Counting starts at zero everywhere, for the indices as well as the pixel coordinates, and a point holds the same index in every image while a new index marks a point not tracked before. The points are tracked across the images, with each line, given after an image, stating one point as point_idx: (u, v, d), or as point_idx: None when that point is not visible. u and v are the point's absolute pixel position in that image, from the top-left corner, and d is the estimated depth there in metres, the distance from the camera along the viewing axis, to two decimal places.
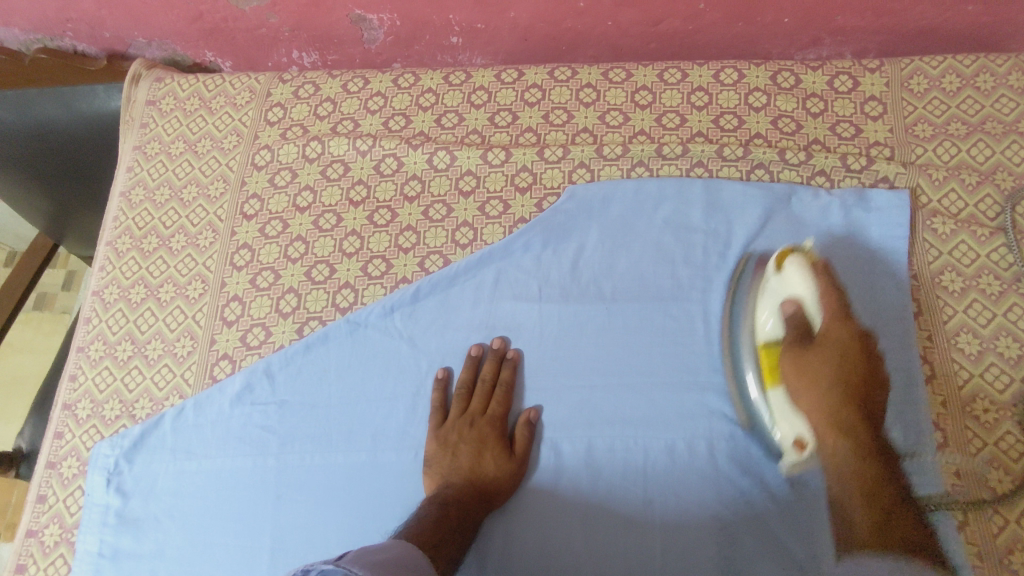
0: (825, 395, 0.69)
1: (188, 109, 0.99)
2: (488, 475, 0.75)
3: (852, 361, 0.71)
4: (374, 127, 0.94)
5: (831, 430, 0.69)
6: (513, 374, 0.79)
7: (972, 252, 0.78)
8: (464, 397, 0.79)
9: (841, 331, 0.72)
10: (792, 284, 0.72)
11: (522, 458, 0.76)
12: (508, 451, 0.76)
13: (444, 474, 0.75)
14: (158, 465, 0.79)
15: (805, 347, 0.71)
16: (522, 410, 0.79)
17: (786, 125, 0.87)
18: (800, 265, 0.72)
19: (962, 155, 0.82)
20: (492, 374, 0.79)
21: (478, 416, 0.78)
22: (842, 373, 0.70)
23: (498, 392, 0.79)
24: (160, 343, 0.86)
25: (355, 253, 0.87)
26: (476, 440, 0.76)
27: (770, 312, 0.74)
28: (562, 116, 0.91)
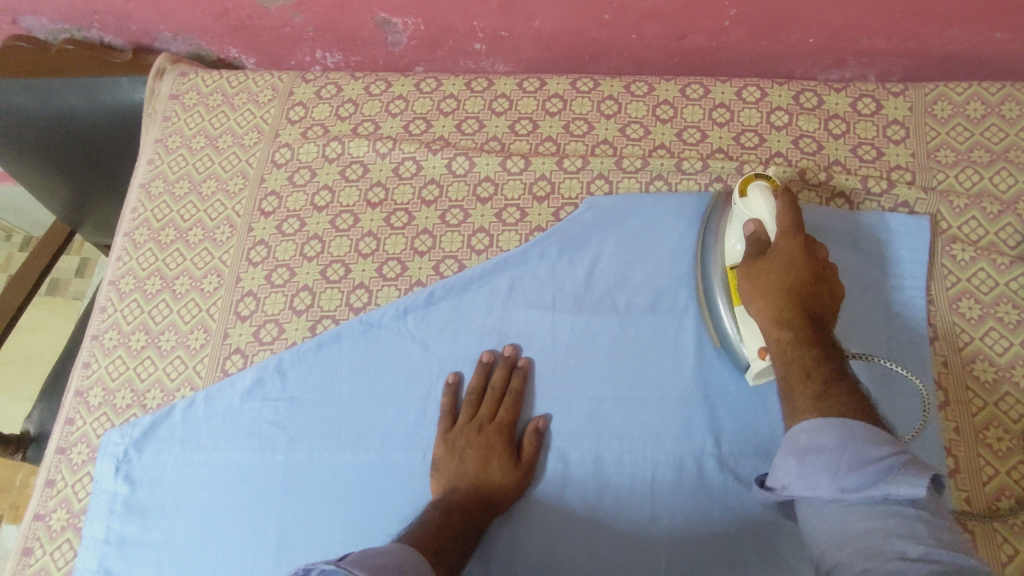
0: (775, 286, 0.68)
1: (211, 104, 0.99)
2: (494, 482, 0.74)
3: (796, 264, 0.68)
4: (395, 130, 0.94)
5: (777, 320, 0.67)
6: (523, 382, 0.79)
7: (991, 280, 0.77)
8: (473, 403, 0.79)
9: (788, 242, 0.69)
10: (754, 205, 0.72)
11: (529, 466, 0.76)
12: (516, 459, 0.76)
13: (450, 479, 0.75)
14: (166, 456, 0.80)
15: (762, 253, 0.70)
16: (531, 418, 0.79)
17: (807, 145, 0.86)
18: (762, 188, 0.72)
19: (984, 183, 0.82)
20: (502, 381, 0.79)
21: (487, 423, 0.78)
22: (790, 279, 0.68)
23: (507, 399, 0.78)
24: (174, 335, 0.86)
25: (371, 254, 0.87)
26: (482, 447, 0.76)
27: (736, 234, 0.75)
28: (583, 127, 0.91)
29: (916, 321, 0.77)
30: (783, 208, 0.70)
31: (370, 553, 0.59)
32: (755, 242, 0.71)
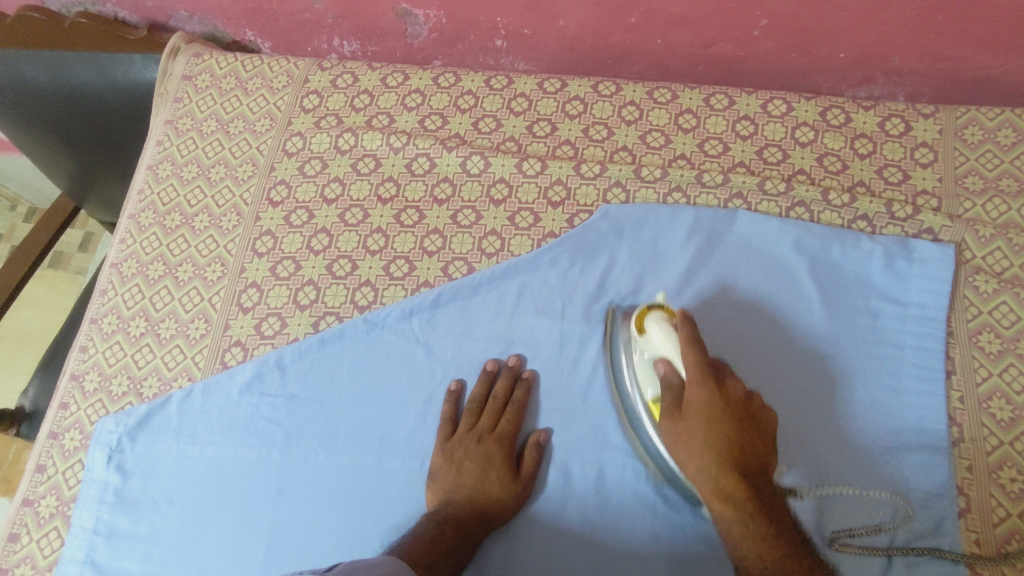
0: (706, 464, 0.65)
1: (224, 88, 0.97)
2: (492, 495, 0.73)
3: (713, 427, 0.65)
4: (410, 125, 0.92)
5: (714, 493, 0.64)
6: (527, 394, 0.77)
7: (1014, 314, 0.75)
8: (475, 412, 0.77)
9: (699, 396, 0.66)
10: (653, 346, 0.69)
11: (528, 480, 0.74)
12: (515, 472, 0.74)
13: (447, 489, 0.73)
14: (160, 447, 0.78)
15: (676, 412, 0.67)
16: (533, 430, 0.77)
17: (831, 164, 0.84)
18: (659, 322, 0.69)
19: (1011, 213, 0.80)
20: (506, 391, 0.77)
21: (488, 433, 0.76)
22: (719, 448, 0.64)
23: (509, 410, 0.76)
24: (174, 323, 0.84)
25: (379, 251, 0.86)
26: (482, 458, 0.74)
27: (646, 375, 0.71)
28: (603, 132, 0.89)
29: (934, 353, 0.74)
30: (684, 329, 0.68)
31: (359, 567, 0.57)
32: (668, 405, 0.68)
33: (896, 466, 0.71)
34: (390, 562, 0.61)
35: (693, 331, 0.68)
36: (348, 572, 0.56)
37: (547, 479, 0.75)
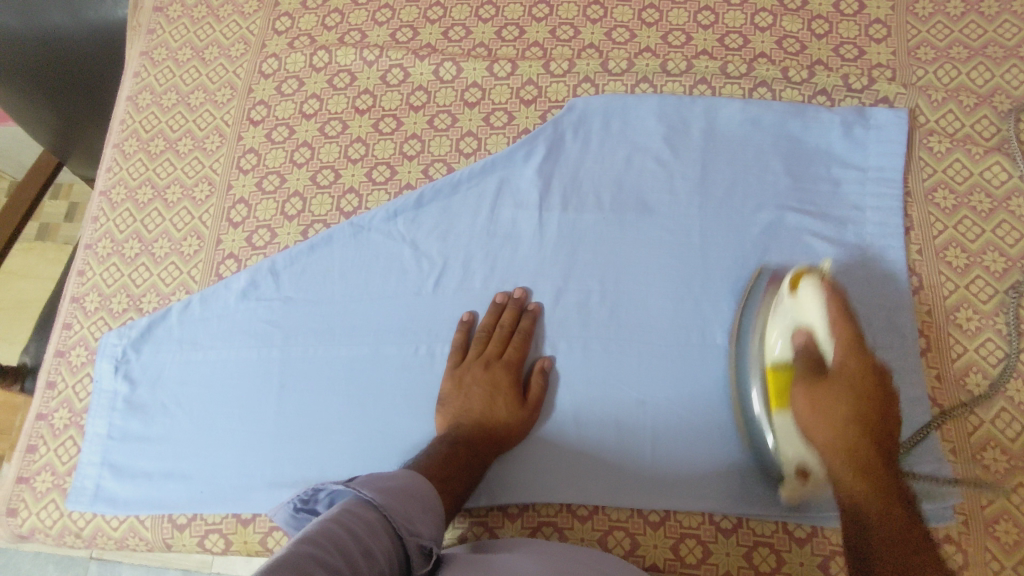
0: (836, 395, 0.62)
1: (196, 16, 0.99)
2: (501, 421, 0.74)
3: (857, 390, 0.62)
4: (382, 38, 0.94)
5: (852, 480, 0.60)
6: (532, 324, 0.78)
7: (966, 170, 0.79)
8: (482, 340, 0.78)
9: (852, 363, 0.62)
10: (808, 306, 0.66)
11: (536, 405, 0.75)
12: (522, 398, 0.75)
13: (456, 414, 0.74)
14: (165, 355, 0.81)
15: (819, 376, 0.64)
16: (537, 358, 0.78)
17: (791, 46, 0.87)
18: (816, 287, 0.66)
19: (962, 77, 0.83)
20: (511, 321, 0.78)
21: (495, 359, 0.77)
22: (857, 396, 0.61)
23: (516, 338, 0.77)
24: (167, 242, 0.87)
25: (360, 159, 0.88)
26: (491, 385, 0.75)
27: (780, 332, 0.68)
28: (569, 32, 0.91)
29: (893, 211, 0.78)
30: (834, 298, 0.64)
31: (379, 477, 0.63)
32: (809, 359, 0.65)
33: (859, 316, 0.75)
34: (412, 475, 0.65)
35: (843, 302, 0.64)
36: (368, 481, 0.62)
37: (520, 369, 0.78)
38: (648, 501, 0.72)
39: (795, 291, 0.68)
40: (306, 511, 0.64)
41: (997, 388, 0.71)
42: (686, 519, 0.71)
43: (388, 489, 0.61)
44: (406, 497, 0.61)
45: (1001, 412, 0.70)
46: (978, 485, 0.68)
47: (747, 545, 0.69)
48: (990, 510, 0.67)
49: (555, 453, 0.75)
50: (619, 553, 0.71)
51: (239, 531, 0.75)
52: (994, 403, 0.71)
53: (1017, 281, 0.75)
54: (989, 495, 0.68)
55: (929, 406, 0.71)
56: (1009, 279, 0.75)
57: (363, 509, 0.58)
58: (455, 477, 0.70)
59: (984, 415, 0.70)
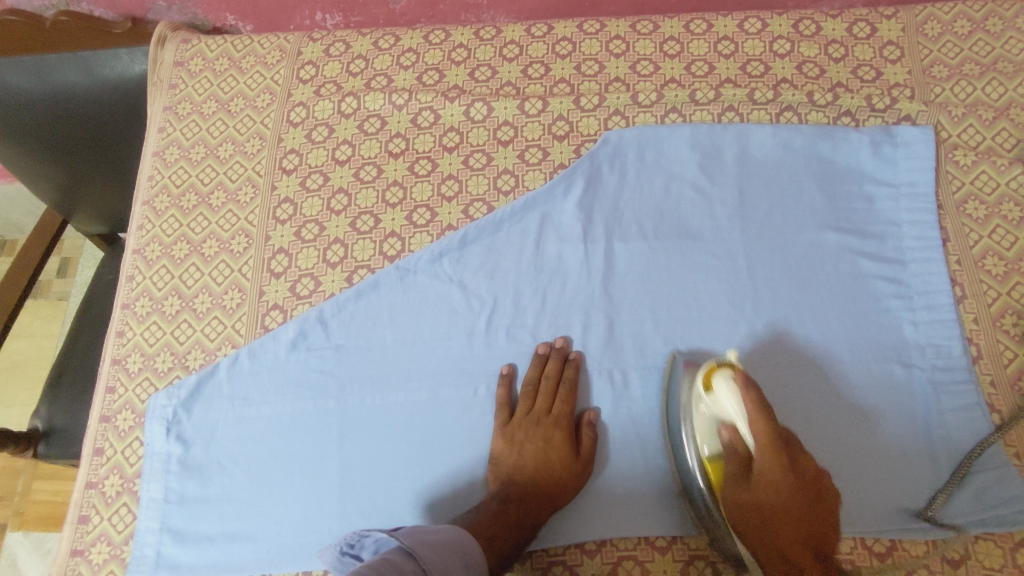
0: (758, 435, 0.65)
1: (218, 69, 0.99)
2: (554, 475, 0.73)
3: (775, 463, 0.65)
4: (408, 82, 0.95)
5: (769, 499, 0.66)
6: (576, 373, 0.77)
7: (992, 181, 0.82)
8: (529, 395, 0.78)
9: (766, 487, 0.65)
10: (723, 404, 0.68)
11: (589, 457, 0.74)
12: (575, 451, 0.74)
13: (507, 471, 0.74)
14: (216, 412, 0.80)
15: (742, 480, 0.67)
16: (585, 409, 0.78)
17: (810, 70, 0.90)
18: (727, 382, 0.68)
19: (977, 93, 0.87)
20: (555, 373, 0.77)
21: (544, 415, 0.77)
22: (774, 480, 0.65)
23: (561, 390, 0.77)
24: (208, 297, 0.86)
25: (399, 203, 0.89)
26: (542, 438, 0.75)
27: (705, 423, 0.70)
28: (594, 67, 0.94)
29: (927, 224, 0.81)
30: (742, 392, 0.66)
31: (424, 530, 0.63)
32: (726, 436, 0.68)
33: (910, 330, 0.77)
34: (455, 530, 0.65)
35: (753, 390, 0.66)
36: (411, 533, 0.62)
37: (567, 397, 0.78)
38: None
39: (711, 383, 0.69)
40: (351, 556, 0.63)
41: None
42: None
43: (429, 542, 0.62)
44: (447, 553, 0.62)
45: None
46: None
47: None
48: None
49: (622, 484, 0.75)
50: None
51: None
52: None
53: None
54: None
55: (989, 411, 0.73)
56: None
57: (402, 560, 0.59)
58: (502, 536, 0.69)
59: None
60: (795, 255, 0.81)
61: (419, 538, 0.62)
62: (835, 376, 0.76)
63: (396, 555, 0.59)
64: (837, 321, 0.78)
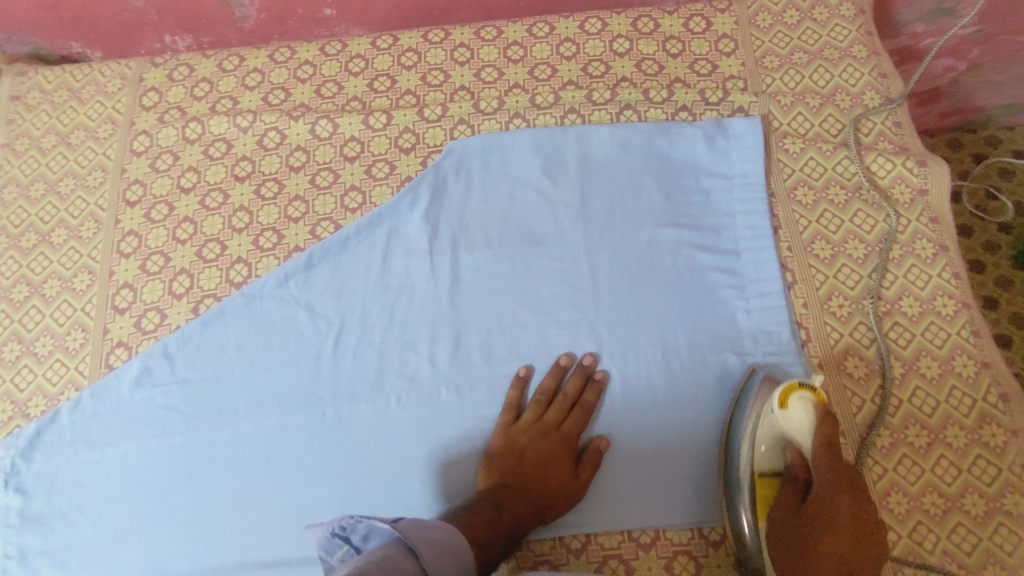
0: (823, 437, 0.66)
1: (58, 101, 0.96)
2: (548, 498, 0.71)
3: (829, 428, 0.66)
4: (254, 103, 0.94)
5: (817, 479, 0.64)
6: (596, 396, 0.76)
7: (820, 167, 0.85)
8: (563, 408, 0.76)
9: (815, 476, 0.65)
10: (800, 426, 0.68)
11: (587, 479, 0.73)
12: (573, 474, 0.73)
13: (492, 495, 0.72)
14: (58, 459, 0.78)
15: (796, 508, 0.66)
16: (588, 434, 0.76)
17: (649, 67, 0.92)
18: (808, 409, 0.68)
19: (805, 81, 0.89)
20: (576, 391, 0.76)
21: (552, 431, 0.75)
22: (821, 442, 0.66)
23: (577, 410, 0.76)
24: (50, 339, 0.84)
25: (245, 228, 0.87)
26: (542, 461, 0.73)
27: (769, 443, 0.70)
28: (440, 77, 0.93)
29: (760, 212, 0.83)
30: (826, 426, 0.66)
31: (424, 525, 0.60)
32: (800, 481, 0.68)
33: (744, 319, 0.79)
34: (454, 531, 0.62)
35: (831, 429, 0.66)
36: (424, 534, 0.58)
37: (414, 413, 0.78)
38: (569, 529, 0.73)
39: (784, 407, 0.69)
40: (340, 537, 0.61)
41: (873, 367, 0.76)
42: (607, 541, 0.73)
43: (431, 541, 0.58)
44: (445, 553, 0.58)
45: (879, 390, 0.75)
46: (869, 464, 0.72)
47: (664, 558, 0.71)
48: (880, 486, 0.71)
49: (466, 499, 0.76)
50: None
51: None
52: (873, 381, 0.75)
53: (878, 265, 0.80)
54: (878, 471, 0.72)
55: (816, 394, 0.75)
56: (871, 264, 0.81)
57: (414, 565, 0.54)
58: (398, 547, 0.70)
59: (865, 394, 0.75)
60: (635, 254, 0.83)
61: (421, 535, 0.58)
62: (674, 371, 0.77)
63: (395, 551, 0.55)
64: (675, 316, 0.80)
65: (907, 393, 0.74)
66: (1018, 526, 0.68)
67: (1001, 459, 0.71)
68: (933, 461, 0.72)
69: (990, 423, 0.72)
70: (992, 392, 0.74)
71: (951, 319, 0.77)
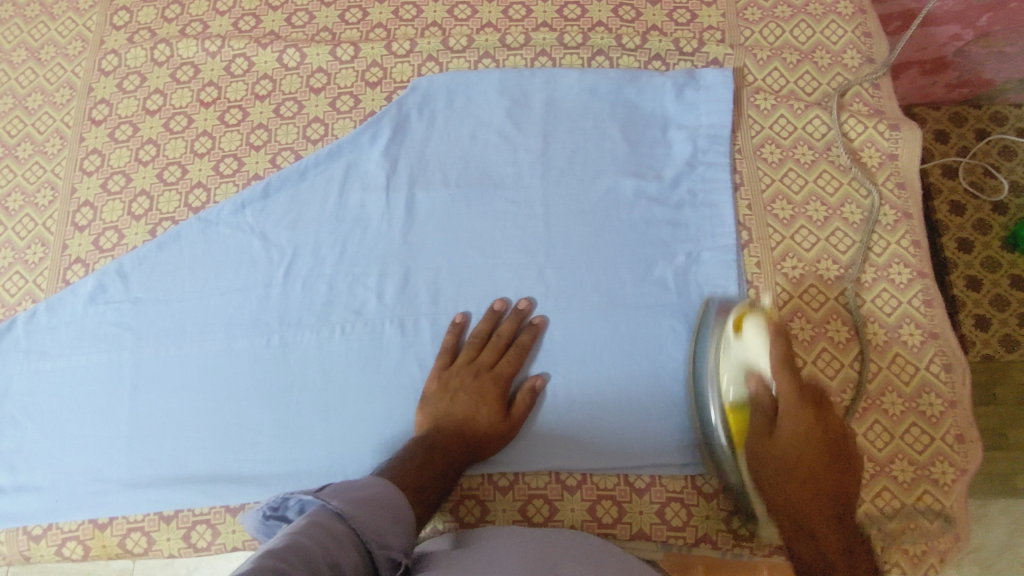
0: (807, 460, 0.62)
1: (30, 16, 0.96)
2: (480, 433, 0.72)
3: (812, 444, 0.62)
4: (223, 28, 0.93)
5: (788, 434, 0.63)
6: (532, 339, 0.77)
7: (790, 125, 0.83)
8: (498, 348, 0.76)
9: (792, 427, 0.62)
10: (754, 351, 0.66)
11: (520, 419, 0.74)
12: (505, 412, 0.74)
13: (427, 429, 0.72)
14: (12, 367, 0.81)
15: (766, 432, 0.64)
16: (525, 375, 0.77)
17: (626, 13, 0.89)
18: (760, 329, 0.66)
19: (786, 36, 0.86)
20: (510, 332, 0.77)
21: (485, 370, 0.75)
22: (805, 463, 0.61)
23: (511, 350, 0.76)
24: (11, 251, 0.85)
25: (206, 153, 0.87)
26: (476, 396, 0.73)
27: (731, 376, 0.68)
28: (412, 11, 0.92)
29: (722, 168, 0.81)
30: (776, 347, 0.63)
31: (350, 486, 0.61)
32: (757, 407, 0.65)
33: (694, 273, 0.78)
34: (384, 484, 0.63)
35: (785, 348, 0.64)
36: (339, 491, 0.60)
37: (357, 344, 0.79)
38: (498, 467, 0.74)
39: (741, 333, 0.68)
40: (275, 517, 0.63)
41: (819, 331, 0.75)
42: (535, 481, 0.74)
43: (359, 499, 0.60)
44: (377, 508, 0.60)
45: (821, 353, 0.74)
46: None
47: (589, 501, 0.73)
48: None
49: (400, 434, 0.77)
50: (470, 520, 0.74)
51: (96, 536, 0.75)
52: (816, 345, 0.75)
53: (836, 228, 0.79)
54: None
55: None
56: (830, 226, 0.79)
57: (332, 521, 0.56)
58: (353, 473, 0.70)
59: (805, 356, 0.74)
60: (593, 202, 0.82)
61: (347, 495, 0.60)
62: (618, 321, 0.77)
63: (322, 516, 0.57)
64: (624, 267, 0.79)
65: (849, 358, 0.74)
66: (942, 494, 0.69)
67: (936, 429, 0.70)
68: (866, 426, 0.71)
69: (929, 393, 0.72)
70: (936, 362, 0.73)
71: (905, 288, 0.76)
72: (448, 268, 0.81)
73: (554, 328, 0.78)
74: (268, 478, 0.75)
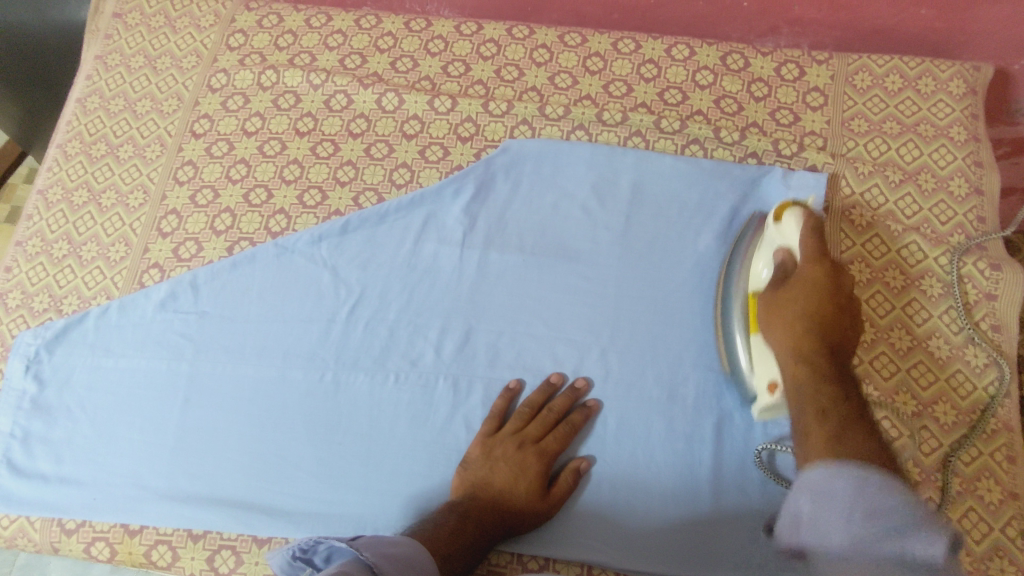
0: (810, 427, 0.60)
1: (153, 26, 1.01)
2: (516, 509, 0.69)
3: (821, 292, 0.66)
4: (330, 63, 0.96)
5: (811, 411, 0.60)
6: (584, 421, 0.74)
7: (883, 246, 0.80)
8: (547, 422, 0.74)
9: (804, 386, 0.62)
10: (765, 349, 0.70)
11: (558, 501, 0.71)
12: (544, 492, 0.71)
13: (462, 493, 0.70)
14: (77, 358, 0.83)
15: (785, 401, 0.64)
16: (571, 456, 0.74)
17: (728, 106, 0.88)
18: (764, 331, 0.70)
19: (891, 153, 0.84)
20: (562, 408, 0.75)
21: (530, 442, 0.73)
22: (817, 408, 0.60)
23: (560, 427, 0.74)
24: (96, 246, 0.88)
25: (294, 181, 0.89)
26: (517, 469, 0.71)
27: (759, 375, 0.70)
28: (514, 73, 0.93)
29: None
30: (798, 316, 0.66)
31: (380, 541, 0.58)
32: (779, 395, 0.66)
33: None
34: (413, 545, 0.60)
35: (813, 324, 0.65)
36: (370, 544, 0.57)
37: (407, 396, 0.78)
38: (527, 548, 0.71)
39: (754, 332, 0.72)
40: (302, 562, 0.58)
41: None
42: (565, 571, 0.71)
43: (389, 556, 0.56)
44: (405, 568, 0.57)
45: None
46: None
47: None
48: None
49: (431, 500, 0.73)
50: None
51: (124, 541, 0.75)
52: None
53: (920, 361, 0.74)
54: None
55: None
56: (913, 358, 0.75)
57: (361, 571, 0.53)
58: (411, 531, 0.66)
59: None
60: (667, 292, 0.80)
61: (379, 551, 0.56)
62: (676, 420, 0.74)
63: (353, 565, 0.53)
64: (687, 365, 0.76)
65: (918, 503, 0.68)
66: None
67: None
68: None
69: (1000, 557, 0.66)
70: (1013, 527, 0.67)
71: (987, 439, 0.71)
72: (510, 333, 0.79)
73: (607, 415, 0.75)
74: (299, 515, 0.74)
